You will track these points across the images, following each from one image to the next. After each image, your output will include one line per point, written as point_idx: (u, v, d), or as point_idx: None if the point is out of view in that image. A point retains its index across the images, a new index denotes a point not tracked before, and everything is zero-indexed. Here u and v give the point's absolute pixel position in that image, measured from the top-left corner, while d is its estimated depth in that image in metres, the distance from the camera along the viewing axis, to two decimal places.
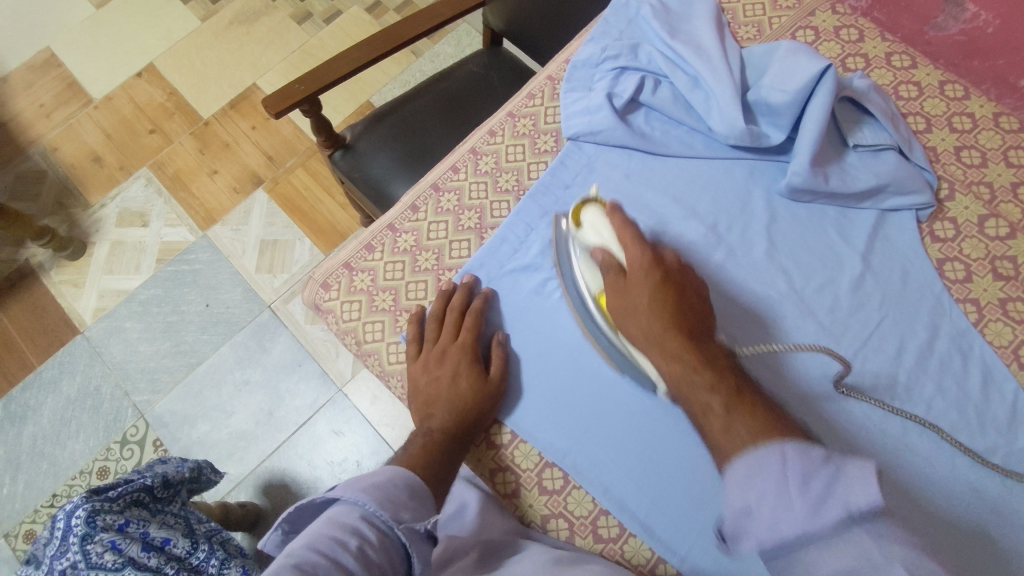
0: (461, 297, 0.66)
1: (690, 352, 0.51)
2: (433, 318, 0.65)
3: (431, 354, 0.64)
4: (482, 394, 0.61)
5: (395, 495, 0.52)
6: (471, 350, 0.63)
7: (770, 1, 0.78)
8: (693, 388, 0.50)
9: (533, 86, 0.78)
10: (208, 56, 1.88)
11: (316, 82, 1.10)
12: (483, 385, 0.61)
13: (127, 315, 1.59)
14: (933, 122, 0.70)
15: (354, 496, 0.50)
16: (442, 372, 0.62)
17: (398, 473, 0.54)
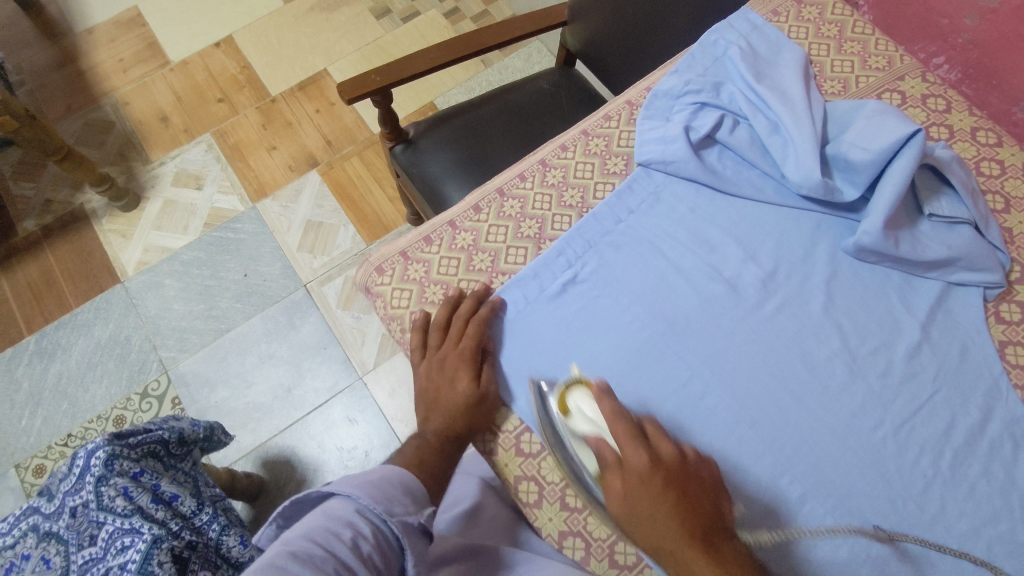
0: (468, 305, 0.67)
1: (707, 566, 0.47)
2: (438, 325, 0.66)
3: (433, 359, 0.66)
4: (475, 399, 0.62)
5: (389, 492, 0.56)
6: (470, 356, 0.64)
7: (859, 61, 0.78)
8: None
9: (611, 109, 0.79)
10: (285, 37, 1.93)
11: (392, 75, 1.12)
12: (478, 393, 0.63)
13: (168, 272, 1.62)
14: (1012, 203, 0.69)
15: (349, 491, 0.53)
16: (442, 378, 0.64)
17: (389, 472, 0.58)
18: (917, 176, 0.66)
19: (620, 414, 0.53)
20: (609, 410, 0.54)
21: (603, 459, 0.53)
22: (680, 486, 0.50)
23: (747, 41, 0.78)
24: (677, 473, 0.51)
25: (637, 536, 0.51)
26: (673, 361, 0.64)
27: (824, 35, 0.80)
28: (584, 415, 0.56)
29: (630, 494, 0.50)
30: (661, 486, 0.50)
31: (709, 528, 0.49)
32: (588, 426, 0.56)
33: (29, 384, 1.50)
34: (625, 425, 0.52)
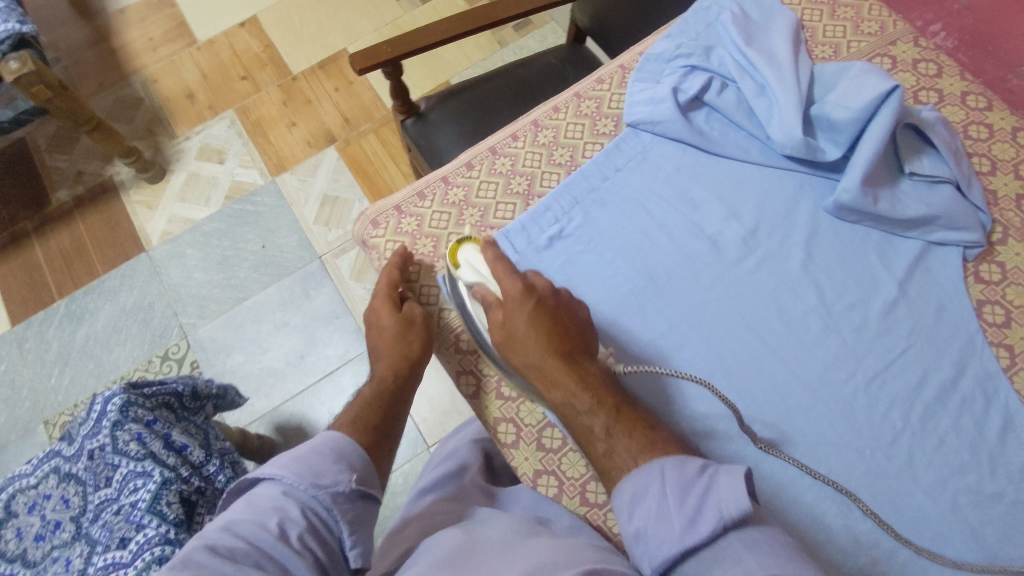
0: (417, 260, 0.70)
1: (565, 372, 0.54)
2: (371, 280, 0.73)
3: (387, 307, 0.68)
4: (401, 328, 0.67)
5: (317, 465, 0.58)
6: (388, 301, 0.68)
7: (852, 26, 0.78)
8: (574, 411, 0.54)
9: (604, 72, 0.80)
10: (308, 17, 1.98)
11: (403, 46, 1.15)
12: (404, 323, 0.67)
13: (190, 242, 1.68)
14: (999, 166, 0.69)
15: (275, 473, 0.56)
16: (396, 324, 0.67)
17: (321, 442, 0.60)
18: (899, 136, 0.66)
19: (499, 257, 0.62)
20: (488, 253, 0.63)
21: (487, 300, 0.60)
22: (546, 309, 0.57)
23: (740, 7, 0.79)
24: (548, 302, 0.58)
25: (513, 357, 0.57)
26: (652, 312, 0.66)
27: (819, 2, 0.80)
28: (474, 269, 0.63)
29: (505, 318, 0.58)
30: (529, 306, 0.57)
31: (570, 344, 0.56)
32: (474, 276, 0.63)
33: (58, 345, 1.58)
34: (504, 267, 0.60)
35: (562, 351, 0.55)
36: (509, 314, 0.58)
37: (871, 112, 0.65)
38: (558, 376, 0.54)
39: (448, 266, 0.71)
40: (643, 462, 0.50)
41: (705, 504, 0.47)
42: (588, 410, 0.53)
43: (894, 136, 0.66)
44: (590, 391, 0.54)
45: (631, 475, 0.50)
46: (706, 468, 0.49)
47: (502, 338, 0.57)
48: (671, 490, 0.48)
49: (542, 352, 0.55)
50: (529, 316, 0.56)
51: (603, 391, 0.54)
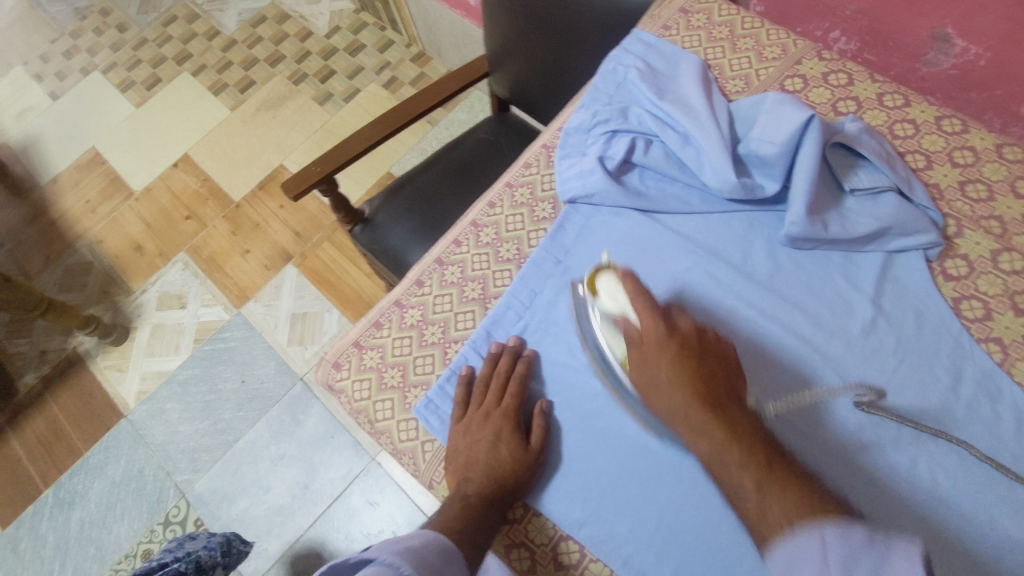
0: (507, 361, 0.66)
1: (713, 420, 0.51)
2: (481, 381, 0.65)
3: (474, 418, 0.63)
4: (524, 464, 0.60)
5: (428, 559, 0.50)
6: (511, 425, 0.62)
7: (756, 55, 0.79)
8: (714, 448, 0.50)
9: (529, 156, 0.80)
10: (238, 142, 1.99)
11: (331, 162, 1.15)
12: (527, 459, 0.60)
13: (168, 396, 1.64)
14: (934, 159, 0.69)
15: (388, 559, 0.48)
16: (483, 435, 0.62)
17: (431, 537, 0.53)
18: (830, 156, 0.67)
19: (641, 288, 0.58)
20: (629, 282, 0.59)
21: (629, 337, 0.58)
22: (692, 355, 0.54)
23: (645, 61, 0.79)
24: (693, 344, 0.55)
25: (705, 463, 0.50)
26: None
27: (718, 38, 0.81)
28: (612, 298, 0.60)
29: (647, 365, 0.56)
30: (674, 351, 0.55)
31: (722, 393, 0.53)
32: (615, 304, 0.60)
33: (53, 537, 1.51)
34: (643, 305, 0.57)
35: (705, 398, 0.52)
36: (650, 360, 0.56)
37: (796, 142, 0.65)
38: (702, 422, 0.51)
39: (421, 392, 0.68)
40: (800, 527, 0.45)
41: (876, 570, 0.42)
42: (725, 461, 0.49)
43: (826, 158, 0.66)
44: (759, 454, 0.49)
45: (784, 542, 0.45)
46: (874, 539, 0.43)
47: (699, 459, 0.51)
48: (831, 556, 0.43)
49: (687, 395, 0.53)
50: (674, 367, 0.54)
51: (754, 441, 0.50)
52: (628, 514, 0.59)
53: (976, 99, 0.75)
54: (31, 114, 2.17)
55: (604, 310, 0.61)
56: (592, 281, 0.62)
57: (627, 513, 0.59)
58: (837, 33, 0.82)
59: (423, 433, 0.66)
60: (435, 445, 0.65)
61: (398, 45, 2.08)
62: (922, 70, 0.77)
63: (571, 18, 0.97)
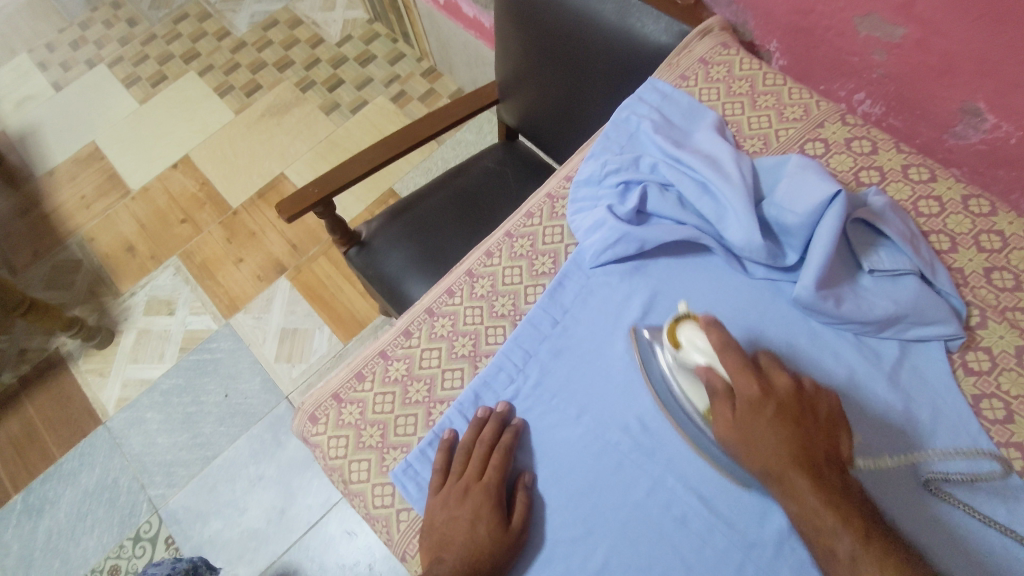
0: (492, 429, 0.62)
1: (814, 485, 0.50)
2: (462, 449, 0.61)
3: (453, 490, 0.59)
4: (504, 547, 0.56)
5: None
6: (492, 502, 0.57)
7: (777, 114, 0.75)
8: (816, 514, 0.49)
9: (531, 206, 0.77)
10: (240, 147, 1.96)
11: (329, 184, 1.11)
12: (507, 540, 0.56)
13: (149, 406, 1.59)
14: (958, 241, 0.65)
15: None
16: (461, 512, 0.58)
17: None
18: (848, 231, 0.63)
19: (730, 345, 0.55)
20: (719, 337, 0.55)
21: (714, 388, 0.55)
22: (791, 414, 0.52)
23: (660, 113, 0.76)
24: (792, 404, 0.53)
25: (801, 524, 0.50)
26: (634, 468, 0.59)
27: (737, 93, 0.78)
28: (697, 348, 0.56)
29: (741, 421, 0.53)
30: (772, 411, 0.52)
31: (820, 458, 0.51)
32: (701, 357, 0.56)
33: (19, 545, 1.47)
34: (734, 356, 0.54)
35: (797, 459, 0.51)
36: (748, 420, 0.53)
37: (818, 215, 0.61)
38: (807, 489, 0.50)
39: (401, 454, 0.64)
40: None
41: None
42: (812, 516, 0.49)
43: (845, 233, 0.63)
44: (854, 520, 0.48)
45: None
46: None
47: (737, 440, 0.53)
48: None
49: (791, 452, 0.51)
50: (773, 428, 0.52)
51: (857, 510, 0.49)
52: None
53: (1005, 177, 0.71)
54: (33, 104, 2.13)
55: (686, 362, 0.57)
56: (673, 330, 0.58)
57: None
58: (862, 95, 0.78)
59: (399, 500, 0.62)
60: (411, 514, 0.61)
61: (409, 58, 2.05)
62: (949, 142, 0.73)
63: (584, 57, 0.93)
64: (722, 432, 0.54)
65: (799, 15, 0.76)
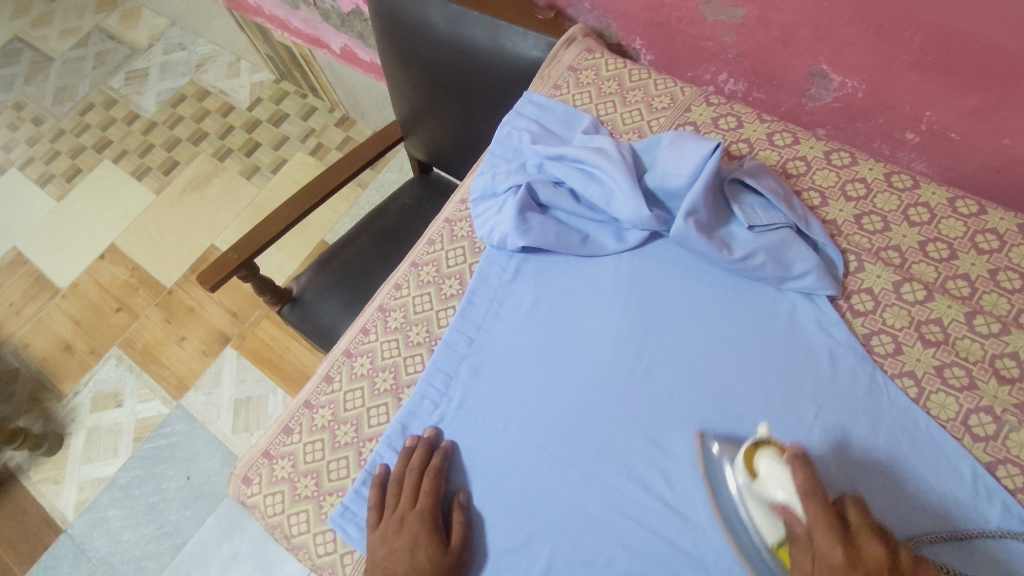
0: (421, 454, 0.62)
1: None
2: (394, 480, 0.62)
3: (389, 523, 0.59)
4: (445, 568, 0.56)
5: None
6: (429, 529, 0.58)
7: (647, 106, 0.79)
8: None
9: (432, 233, 0.79)
10: (166, 226, 1.94)
11: (247, 247, 1.11)
12: (447, 561, 0.56)
13: (109, 503, 1.55)
14: (828, 194, 0.69)
15: None
16: (400, 543, 0.58)
17: None
18: (725, 187, 0.67)
19: (816, 489, 0.47)
20: (802, 476, 0.47)
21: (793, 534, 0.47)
22: None
23: (538, 123, 0.79)
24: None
25: None
26: (564, 465, 0.61)
27: (608, 93, 0.82)
28: (775, 481, 0.49)
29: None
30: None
31: None
32: (778, 492, 0.49)
33: None
34: (820, 503, 0.46)
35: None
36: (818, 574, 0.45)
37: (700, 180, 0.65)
38: None
39: (337, 499, 0.64)
40: None
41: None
42: None
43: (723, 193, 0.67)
44: None
45: None
46: None
47: None
48: None
49: None
50: None
51: None
52: None
53: (863, 129, 0.75)
54: None
55: (764, 494, 0.50)
56: (751, 458, 0.52)
57: None
58: (724, 75, 0.83)
59: (341, 543, 0.62)
60: (355, 556, 0.62)
61: (321, 111, 2.07)
62: (808, 105, 0.78)
63: (467, 82, 0.96)
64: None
65: (651, 12, 0.81)
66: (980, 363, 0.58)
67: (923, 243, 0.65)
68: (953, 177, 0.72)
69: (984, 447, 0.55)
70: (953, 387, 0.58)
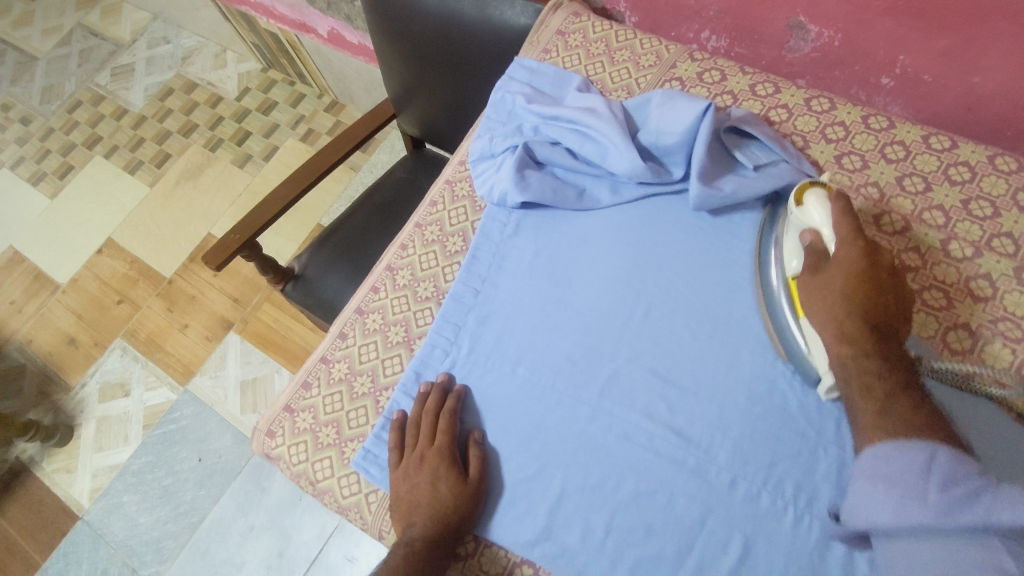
0: (436, 398, 0.66)
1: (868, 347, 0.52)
2: (412, 423, 0.65)
3: (411, 460, 0.63)
4: (466, 499, 0.60)
5: None
6: (449, 464, 0.61)
7: (634, 64, 0.82)
8: (855, 369, 0.53)
9: (434, 196, 0.82)
10: (162, 218, 1.96)
11: (249, 226, 1.13)
12: (468, 492, 0.60)
13: (124, 488, 1.58)
14: (809, 138, 0.73)
15: None
16: (422, 478, 0.61)
17: None
18: (723, 136, 0.70)
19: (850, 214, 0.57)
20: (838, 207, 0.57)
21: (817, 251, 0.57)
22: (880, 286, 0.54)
23: (531, 86, 0.82)
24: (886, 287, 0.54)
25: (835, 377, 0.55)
26: (571, 403, 0.64)
27: (596, 54, 0.85)
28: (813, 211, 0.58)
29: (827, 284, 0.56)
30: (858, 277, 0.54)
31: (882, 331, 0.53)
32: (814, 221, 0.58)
33: None
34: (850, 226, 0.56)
35: (870, 321, 0.53)
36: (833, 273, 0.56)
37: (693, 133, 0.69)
38: (859, 339, 0.53)
39: (358, 445, 0.67)
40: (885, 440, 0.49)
41: (974, 500, 0.44)
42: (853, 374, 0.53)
43: (720, 140, 0.70)
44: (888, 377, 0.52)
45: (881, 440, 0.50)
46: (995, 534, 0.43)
47: (818, 304, 0.56)
48: (933, 473, 0.46)
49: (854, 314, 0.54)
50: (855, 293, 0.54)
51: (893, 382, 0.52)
52: (578, 527, 0.59)
53: (841, 76, 0.79)
54: None
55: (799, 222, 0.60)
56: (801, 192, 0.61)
57: (577, 527, 0.59)
58: (707, 33, 0.86)
59: (365, 485, 0.66)
60: (379, 495, 0.65)
61: (309, 97, 2.09)
62: (788, 57, 0.81)
63: (459, 54, 0.99)
64: (810, 286, 0.57)
65: None
66: (956, 284, 0.62)
67: (900, 177, 0.68)
68: (927, 118, 0.76)
69: (961, 360, 0.59)
70: (932, 307, 0.62)
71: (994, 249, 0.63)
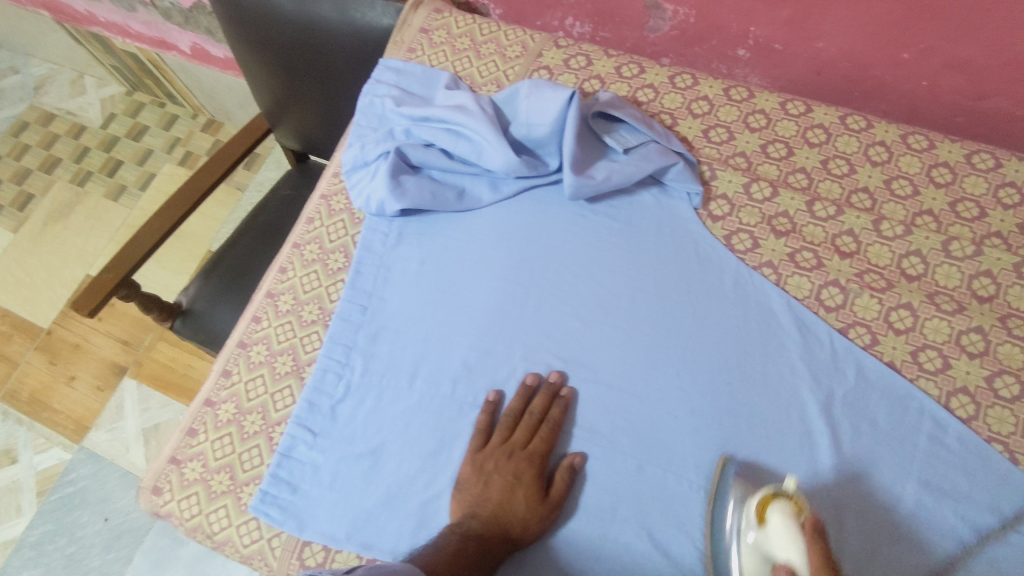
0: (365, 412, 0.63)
1: None
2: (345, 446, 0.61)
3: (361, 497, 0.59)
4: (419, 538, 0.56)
5: None
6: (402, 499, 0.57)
7: (501, 57, 0.81)
8: None
9: (310, 211, 0.78)
10: (31, 265, 1.79)
11: (122, 264, 1.04)
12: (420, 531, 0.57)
13: (22, 565, 1.44)
14: (677, 115, 0.74)
15: None
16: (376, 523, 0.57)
17: None
18: (593, 121, 0.71)
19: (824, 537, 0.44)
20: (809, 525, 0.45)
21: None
22: None
23: (399, 87, 0.79)
24: None
25: None
26: (473, 409, 0.63)
27: (462, 50, 0.83)
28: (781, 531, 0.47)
29: None
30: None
31: None
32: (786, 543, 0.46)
33: None
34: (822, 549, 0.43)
35: None
36: None
37: (562, 121, 0.69)
38: None
39: (254, 487, 0.63)
40: None
41: None
42: None
43: (590, 127, 0.70)
44: None
45: None
46: None
47: None
48: None
49: None
50: None
51: None
52: None
53: (701, 52, 0.80)
54: None
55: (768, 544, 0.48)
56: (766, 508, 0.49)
57: None
58: (570, 19, 0.86)
59: (267, 529, 0.62)
60: (282, 538, 0.61)
61: (183, 118, 1.97)
62: (650, 37, 0.82)
63: (324, 60, 0.95)
64: None
65: None
66: (824, 244, 0.65)
67: (763, 146, 0.71)
68: (783, 85, 0.79)
69: (836, 315, 0.62)
70: (805, 268, 0.64)
71: (854, 206, 0.66)
